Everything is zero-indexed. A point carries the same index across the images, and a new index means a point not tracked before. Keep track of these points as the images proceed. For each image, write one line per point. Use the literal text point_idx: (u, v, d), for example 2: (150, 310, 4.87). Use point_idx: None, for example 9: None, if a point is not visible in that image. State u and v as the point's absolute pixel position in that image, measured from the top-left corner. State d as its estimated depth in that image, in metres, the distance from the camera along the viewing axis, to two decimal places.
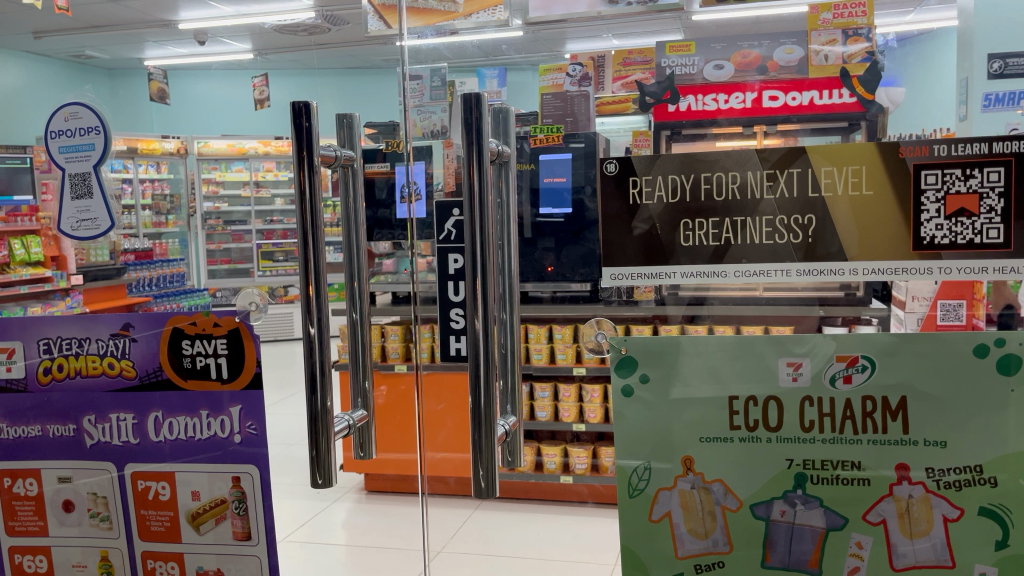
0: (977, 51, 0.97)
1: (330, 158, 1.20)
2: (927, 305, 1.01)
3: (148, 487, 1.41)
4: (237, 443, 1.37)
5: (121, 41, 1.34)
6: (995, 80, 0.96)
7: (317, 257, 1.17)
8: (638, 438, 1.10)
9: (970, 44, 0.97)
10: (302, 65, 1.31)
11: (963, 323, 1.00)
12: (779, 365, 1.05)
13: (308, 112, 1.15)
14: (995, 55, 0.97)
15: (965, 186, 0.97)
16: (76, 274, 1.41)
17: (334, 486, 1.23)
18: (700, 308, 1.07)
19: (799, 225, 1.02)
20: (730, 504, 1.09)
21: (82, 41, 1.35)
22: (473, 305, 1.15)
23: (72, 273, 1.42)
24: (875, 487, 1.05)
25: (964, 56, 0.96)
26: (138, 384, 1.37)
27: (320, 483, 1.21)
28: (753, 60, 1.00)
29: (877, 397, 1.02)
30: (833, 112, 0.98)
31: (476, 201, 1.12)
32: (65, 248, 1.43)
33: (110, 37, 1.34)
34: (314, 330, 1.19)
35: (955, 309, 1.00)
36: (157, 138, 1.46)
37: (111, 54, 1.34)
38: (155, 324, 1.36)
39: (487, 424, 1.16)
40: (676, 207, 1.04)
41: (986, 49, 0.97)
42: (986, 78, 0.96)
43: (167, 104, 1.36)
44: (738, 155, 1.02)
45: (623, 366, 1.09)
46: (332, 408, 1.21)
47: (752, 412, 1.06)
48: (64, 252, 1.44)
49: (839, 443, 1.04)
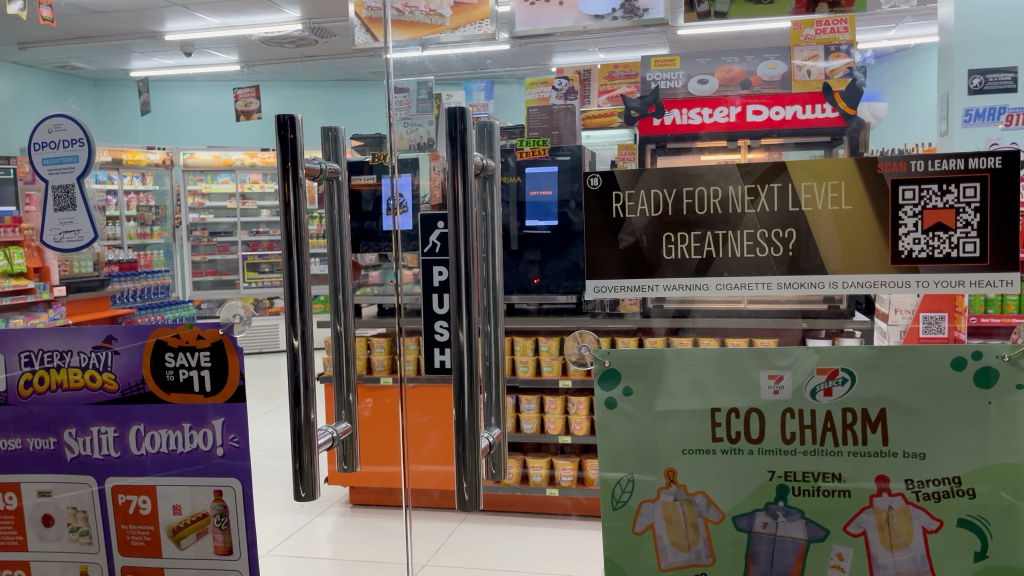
0: (957, 67, 0.93)
1: (316, 171, 1.22)
2: (909, 317, 1.02)
3: (128, 502, 1.40)
4: (220, 456, 1.37)
5: (109, 54, 1.34)
6: (975, 96, 0.94)
7: (301, 270, 1.15)
8: (622, 450, 1.11)
9: (950, 61, 0.93)
10: (289, 77, 1.30)
11: (945, 336, 1.01)
12: (761, 377, 1.05)
13: (293, 123, 1.15)
14: (974, 71, 0.93)
15: (942, 202, 0.99)
16: (60, 286, 1.39)
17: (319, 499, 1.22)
18: (685, 320, 1.07)
19: (780, 239, 1.04)
20: (713, 516, 1.09)
21: (68, 52, 1.36)
22: (458, 318, 1.16)
23: (55, 285, 1.41)
24: (856, 499, 1.05)
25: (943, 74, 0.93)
26: (120, 397, 1.36)
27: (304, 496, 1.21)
28: (737, 75, 0.98)
29: (858, 410, 1.03)
30: (813, 126, 0.97)
31: (460, 212, 1.13)
32: (48, 260, 1.43)
33: (98, 48, 1.35)
34: (298, 342, 1.18)
35: (937, 322, 1.01)
36: (141, 149, 1.37)
37: (98, 66, 1.35)
38: (138, 336, 1.35)
39: (471, 439, 1.16)
40: (660, 221, 1.06)
41: (965, 65, 0.93)
42: (966, 94, 0.94)
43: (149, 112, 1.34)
44: (721, 170, 1.04)
45: (607, 378, 1.11)
46: (315, 420, 1.20)
47: (734, 424, 1.06)
48: (48, 264, 1.43)
49: (820, 455, 1.05)
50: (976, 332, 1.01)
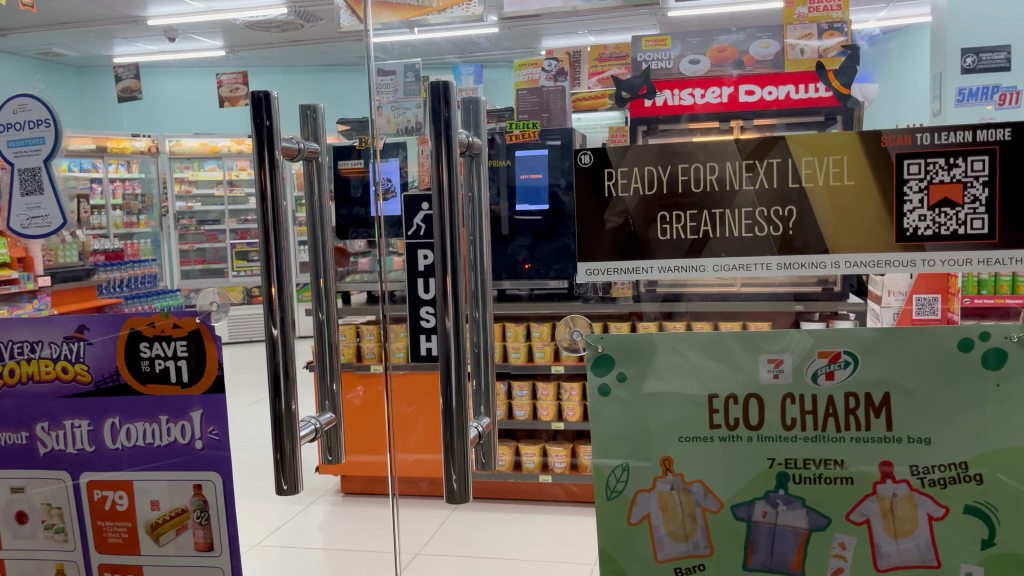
0: (950, 47, 0.88)
1: (294, 151, 1.18)
2: (902, 299, 1.01)
3: (105, 497, 1.38)
4: (200, 449, 1.34)
5: (88, 40, 1.29)
6: (969, 75, 0.90)
7: (279, 251, 1.12)
8: (616, 438, 1.08)
9: (942, 43, 0.89)
10: (280, 61, 1.26)
11: (939, 318, 0.99)
12: (759, 361, 1.03)
13: (268, 104, 1.09)
14: (968, 49, 0.89)
15: (949, 176, 0.97)
16: (46, 275, 1.36)
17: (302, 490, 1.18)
18: (676, 304, 1.06)
19: (779, 217, 1.01)
20: (711, 505, 1.07)
21: (50, 39, 1.31)
22: (443, 304, 1.11)
23: (40, 276, 1.36)
24: (859, 486, 1.03)
25: (935, 55, 0.89)
26: (93, 389, 1.33)
27: (286, 490, 1.17)
28: (728, 54, 0.96)
29: (860, 393, 1.01)
30: (807, 106, 0.97)
31: (446, 192, 1.08)
32: (32, 250, 1.38)
33: (75, 35, 1.29)
34: (276, 330, 1.16)
35: (931, 303, 1.00)
36: (127, 137, 1.34)
37: (78, 51, 1.30)
38: (112, 328, 1.32)
39: (459, 433, 1.12)
40: (654, 199, 1.03)
41: (959, 44, 0.89)
42: (959, 74, 0.90)
43: (136, 99, 1.28)
44: (716, 147, 1.01)
45: (599, 363, 1.08)
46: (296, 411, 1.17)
47: (732, 411, 1.04)
48: (32, 253, 1.38)
49: (822, 441, 1.02)
50: (970, 313, 0.98)
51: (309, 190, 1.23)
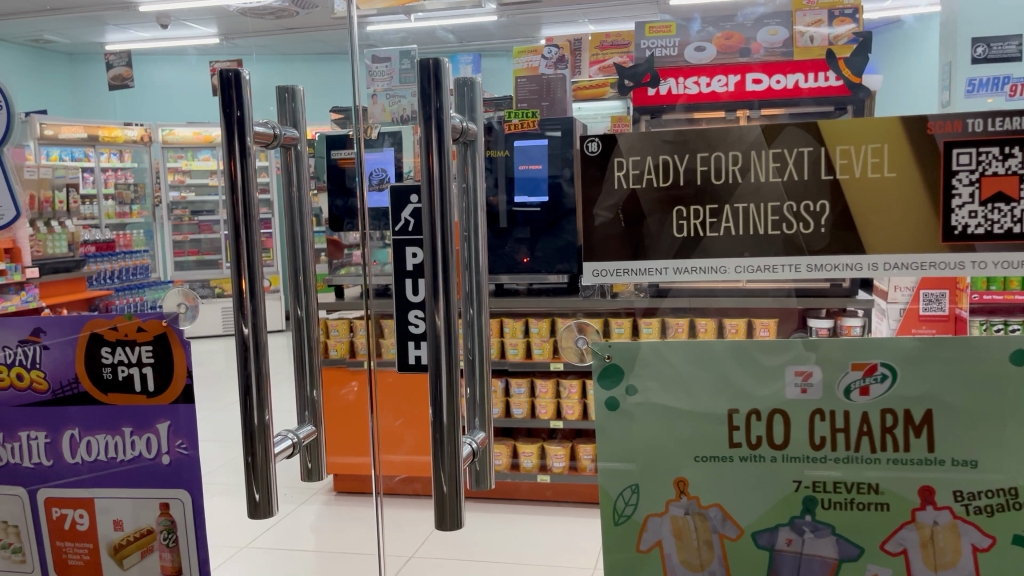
0: (959, 36, 0.87)
1: (269, 136, 1.10)
2: (909, 296, 0.93)
3: (64, 516, 1.32)
4: (165, 464, 1.28)
5: (81, 25, 1.20)
6: (980, 65, 0.87)
7: (251, 249, 1.02)
8: (626, 458, 1.01)
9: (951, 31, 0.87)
10: (274, 51, 1.22)
11: (946, 314, 0.92)
12: (785, 373, 0.96)
13: (239, 81, 0.99)
14: (978, 39, 0.87)
15: (1003, 168, 0.88)
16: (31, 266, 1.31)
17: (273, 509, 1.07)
18: (662, 299, 0.99)
19: (810, 213, 0.93)
20: (729, 531, 1.01)
21: (40, 25, 1.22)
22: (432, 303, 1.01)
23: (27, 266, 1.31)
24: (895, 513, 0.97)
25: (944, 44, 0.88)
26: (50, 398, 1.28)
27: (258, 501, 1.06)
28: (736, 42, 0.91)
29: (899, 411, 0.94)
30: (817, 96, 0.91)
31: (436, 186, 0.98)
32: (19, 239, 1.32)
33: (74, 20, 1.20)
34: (247, 330, 1.05)
35: (938, 299, 0.92)
36: (121, 127, 1.34)
37: (71, 38, 1.19)
38: (69, 329, 1.26)
39: (450, 443, 1.02)
40: (670, 192, 0.96)
41: (969, 33, 0.87)
42: (969, 63, 0.87)
43: (129, 87, 1.21)
44: (741, 132, 0.93)
45: (607, 374, 1.00)
46: (271, 423, 1.06)
47: (754, 428, 0.97)
48: (20, 243, 1.32)
49: (854, 462, 0.96)
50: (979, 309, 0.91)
51: (285, 179, 1.15)
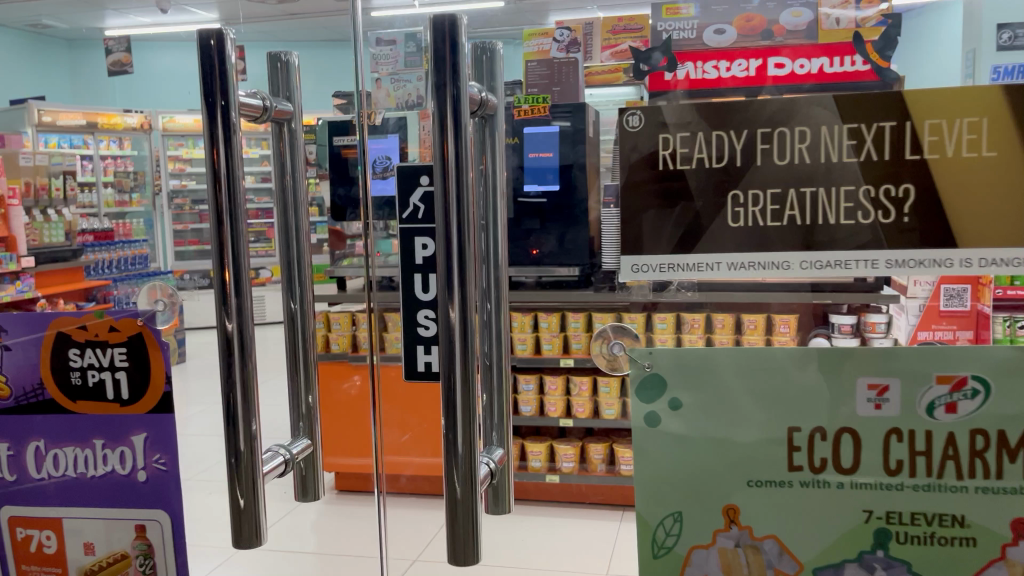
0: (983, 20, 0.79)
1: (259, 110, 0.96)
2: (929, 291, 0.81)
3: (29, 537, 1.21)
4: (142, 481, 1.15)
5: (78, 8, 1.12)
6: (1005, 53, 0.78)
7: (237, 237, 0.89)
8: (667, 481, 0.88)
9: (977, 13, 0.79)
10: (280, 36, 1.07)
11: (968, 310, 0.81)
12: (856, 388, 0.83)
13: (221, 40, 0.85)
14: (1004, 25, 0.79)
15: None
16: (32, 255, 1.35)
17: (253, 529, 0.95)
18: (664, 292, 0.88)
19: (891, 198, 0.79)
20: (787, 567, 0.88)
21: (38, 9, 1.15)
22: (446, 296, 0.88)
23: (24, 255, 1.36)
24: (983, 549, 0.83)
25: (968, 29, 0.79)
26: (12, 406, 1.16)
27: (242, 509, 0.94)
28: (758, 24, 0.84)
29: (992, 432, 0.80)
30: (846, 82, 0.81)
31: (454, 166, 0.85)
32: (15, 227, 1.37)
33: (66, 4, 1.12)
34: (231, 325, 0.91)
35: (959, 294, 0.81)
36: (113, 116, 1.43)
37: (69, 22, 1.13)
38: (33, 329, 1.14)
39: (467, 453, 0.90)
40: (720, 171, 0.82)
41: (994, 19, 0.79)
42: (994, 50, 0.78)
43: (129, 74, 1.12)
44: (807, 104, 0.81)
45: (647, 387, 0.87)
46: (259, 437, 0.94)
47: (818, 449, 0.84)
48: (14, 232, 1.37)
49: (936, 491, 0.82)
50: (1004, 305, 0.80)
51: (278, 165, 1.03)
